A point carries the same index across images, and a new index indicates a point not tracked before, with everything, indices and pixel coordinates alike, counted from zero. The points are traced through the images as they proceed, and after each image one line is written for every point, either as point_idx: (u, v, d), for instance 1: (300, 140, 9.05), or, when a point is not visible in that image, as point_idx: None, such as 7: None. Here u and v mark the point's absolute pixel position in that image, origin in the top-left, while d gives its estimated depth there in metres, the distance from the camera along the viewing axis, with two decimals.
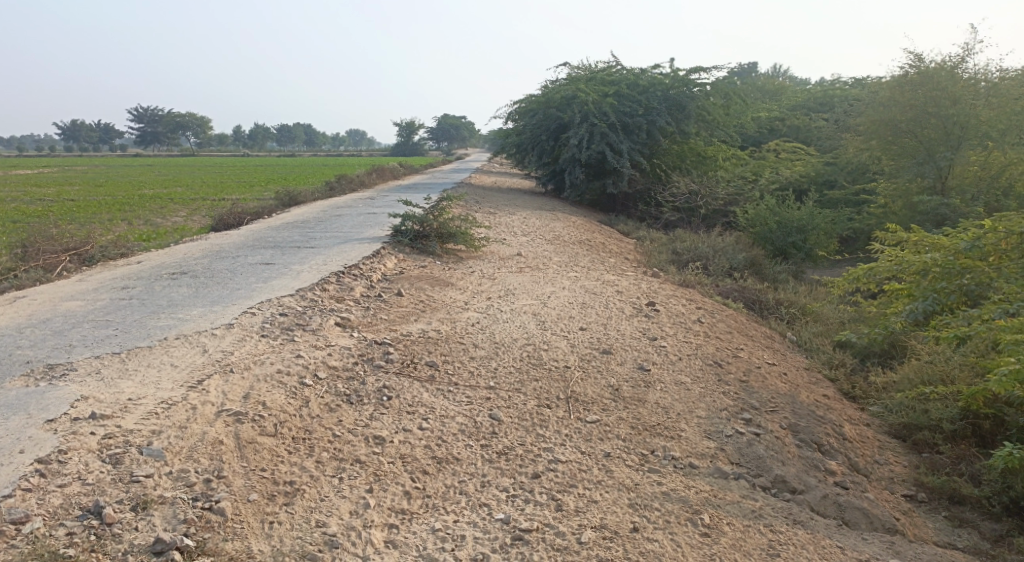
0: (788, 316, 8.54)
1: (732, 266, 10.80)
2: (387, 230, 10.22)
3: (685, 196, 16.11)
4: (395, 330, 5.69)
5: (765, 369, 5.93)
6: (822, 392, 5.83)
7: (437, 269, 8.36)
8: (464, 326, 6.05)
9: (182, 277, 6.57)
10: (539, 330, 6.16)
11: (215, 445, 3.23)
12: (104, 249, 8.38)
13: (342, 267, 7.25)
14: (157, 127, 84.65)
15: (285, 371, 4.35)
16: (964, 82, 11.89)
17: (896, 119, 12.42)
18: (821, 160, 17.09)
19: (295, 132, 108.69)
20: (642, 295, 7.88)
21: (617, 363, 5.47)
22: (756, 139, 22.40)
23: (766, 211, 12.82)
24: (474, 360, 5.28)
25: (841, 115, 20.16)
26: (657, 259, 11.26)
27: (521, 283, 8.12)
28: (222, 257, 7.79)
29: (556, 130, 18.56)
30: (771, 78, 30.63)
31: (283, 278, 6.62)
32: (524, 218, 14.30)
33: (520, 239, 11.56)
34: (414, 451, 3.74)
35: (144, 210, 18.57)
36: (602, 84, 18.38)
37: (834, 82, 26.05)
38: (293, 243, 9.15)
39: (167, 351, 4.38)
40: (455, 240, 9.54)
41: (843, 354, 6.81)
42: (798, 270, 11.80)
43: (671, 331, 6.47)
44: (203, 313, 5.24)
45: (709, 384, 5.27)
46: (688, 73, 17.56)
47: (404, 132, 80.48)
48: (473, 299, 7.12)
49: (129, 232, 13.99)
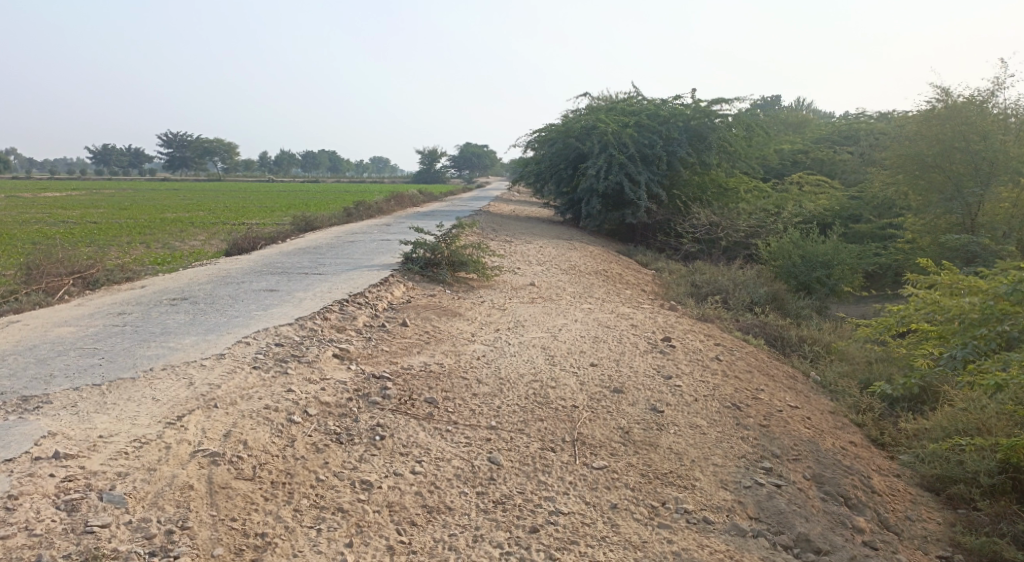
0: (812, 354, 8.15)
1: (753, 301, 10.43)
2: (399, 257, 10.07)
3: (704, 227, 15.82)
4: (395, 363, 5.44)
5: (787, 412, 5.55)
6: (849, 439, 5.44)
7: (446, 299, 8.13)
8: (469, 359, 5.79)
9: (182, 303, 6.43)
10: (547, 365, 5.88)
11: (183, 491, 3.05)
12: (110, 273, 8.29)
13: (347, 295, 7.05)
14: (185, 153, 86.81)
15: (273, 407, 4.11)
16: (993, 117, 11.55)
17: (922, 154, 12.07)
18: (846, 193, 16.70)
19: (320, 159, 110.82)
20: (657, 329, 7.56)
21: (628, 403, 5.15)
22: (779, 172, 22.04)
23: (789, 244, 12.48)
24: (476, 397, 5.00)
25: (866, 149, 19.85)
26: (675, 291, 10.95)
27: (532, 314, 7.86)
28: (227, 283, 7.67)
29: (575, 159, 18.46)
30: (795, 112, 30.41)
31: (285, 305, 6.44)
32: (539, 247, 14.09)
33: (534, 269, 11.32)
34: (403, 498, 3.45)
35: (163, 234, 18.71)
36: (622, 115, 18.31)
37: (859, 116, 25.68)
38: (301, 269, 9.01)
39: (151, 384, 4.19)
40: (466, 269, 9.35)
41: (872, 398, 6.38)
42: (822, 306, 11.38)
43: (687, 369, 6.13)
44: (195, 342, 5.06)
45: (726, 428, 4.93)
46: (709, 104, 17.42)
47: (427, 160, 81.37)
48: (481, 331, 6.86)
49: (146, 255, 14.03)
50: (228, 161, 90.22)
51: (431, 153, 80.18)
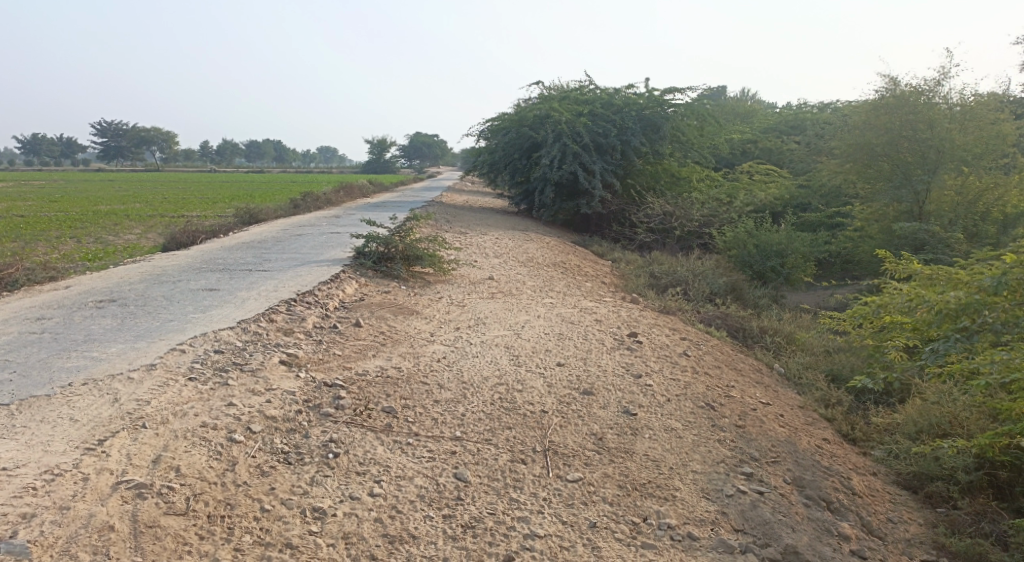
0: (773, 345, 8.10)
1: (712, 292, 10.36)
2: (350, 251, 9.56)
3: (659, 217, 15.79)
4: (349, 368, 5.02)
5: (761, 411, 5.39)
6: (822, 436, 5.33)
7: (402, 295, 7.70)
8: (429, 362, 5.41)
9: (109, 306, 5.81)
10: (513, 366, 5.55)
11: (101, 533, 2.60)
12: (30, 272, 7.51)
13: (295, 294, 6.55)
14: (120, 142, 82.63)
15: (211, 425, 3.65)
16: (937, 108, 11.74)
17: (872, 143, 12.24)
18: (794, 182, 16.94)
19: (265, 149, 107.55)
20: (622, 324, 7.33)
21: (600, 406, 4.89)
22: (729, 161, 22.24)
23: (744, 234, 12.54)
24: (438, 404, 4.64)
25: (812, 138, 20.29)
26: (635, 283, 10.80)
27: (493, 310, 7.52)
28: (161, 282, 7.05)
29: (529, 148, 18.14)
30: (742, 101, 30.87)
31: (226, 306, 5.91)
32: (496, 239, 13.75)
33: (491, 262, 10.98)
34: (360, 528, 3.08)
35: (96, 228, 17.50)
36: (576, 104, 18.10)
37: (803, 107, 26.21)
38: (244, 266, 8.42)
39: (68, 402, 3.66)
40: (422, 263, 8.94)
41: (839, 391, 6.33)
42: (778, 295, 11.42)
43: (657, 367, 5.91)
44: (122, 350, 4.51)
45: (702, 431, 4.72)
46: (662, 94, 17.37)
47: (376, 150, 79.69)
48: (440, 330, 6.49)
49: (76, 250, 13.02)
50: (167, 150, 86.34)
51: (380, 142, 78.88)
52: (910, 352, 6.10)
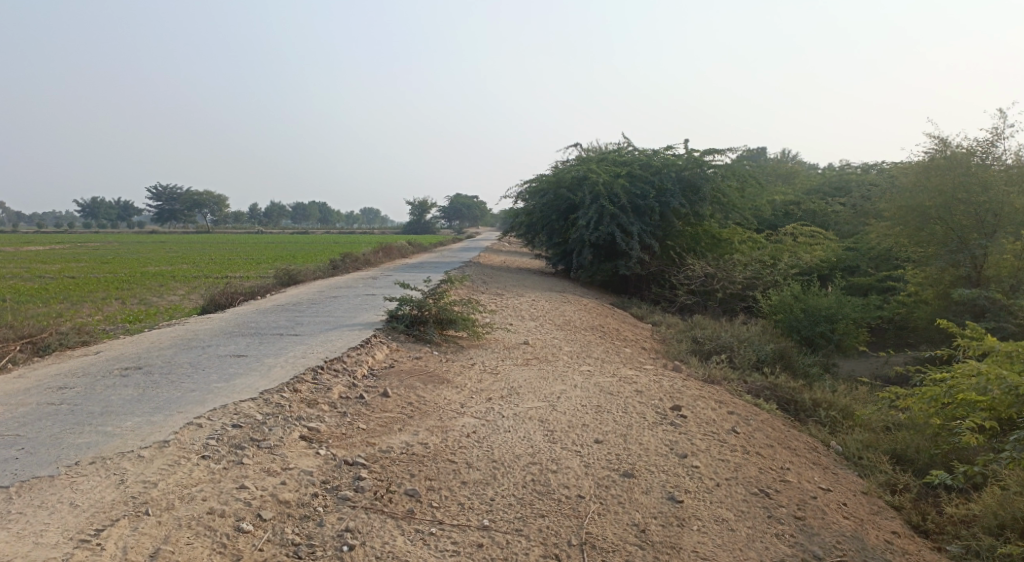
0: (830, 420, 7.50)
1: (760, 359, 9.81)
2: (383, 315, 9.41)
3: (699, 278, 15.36)
4: (373, 444, 4.72)
5: (821, 499, 4.86)
6: (892, 530, 4.76)
7: (433, 362, 7.44)
8: (458, 437, 5.07)
9: (134, 375, 5.72)
10: (547, 443, 5.17)
11: None
12: (65, 336, 7.56)
13: (322, 361, 6.35)
14: (175, 205, 86.68)
15: (219, 512, 3.40)
16: (994, 168, 11.19)
17: (924, 206, 11.56)
18: (841, 245, 16.34)
19: (310, 211, 111.40)
20: (664, 395, 6.89)
21: (642, 491, 4.46)
22: (771, 223, 21.70)
23: (791, 298, 12.00)
24: (465, 486, 4.29)
25: (858, 201, 19.76)
26: (677, 349, 10.34)
27: (527, 379, 7.19)
28: (190, 348, 6.98)
29: (566, 210, 18.10)
30: (782, 163, 30.42)
31: (250, 375, 5.73)
32: (531, 301, 13.51)
33: (527, 325, 10.70)
34: None
35: (143, 289, 17.97)
36: (613, 165, 18.07)
37: (847, 168, 25.66)
38: (275, 330, 8.35)
39: (71, 484, 3.48)
40: (455, 327, 8.71)
41: (908, 475, 5.73)
42: (829, 364, 10.76)
43: (703, 445, 5.45)
44: (137, 425, 4.34)
45: (757, 524, 4.24)
46: (701, 155, 17.19)
47: (417, 211, 81.58)
48: (471, 400, 6.17)
49: (119, 312, 13.29)
50: (218, 213, 90.05)
51: (421, 205, 80.90)
52: (990, 431, 5.50)
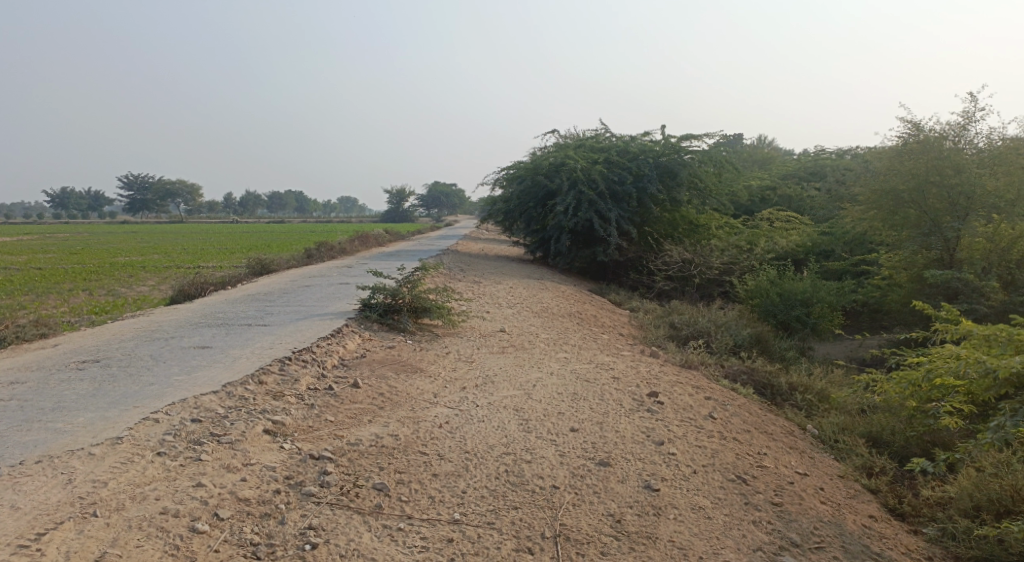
0: (806, 404, 7.49)
1: (737, 344, 9.80)
2: (356, 304, 9.20)
3: (677, 264, 15.36)
4: (341, 437, 4.55)
5: (799, 484, 4.82)
6: (868, 513, 4.74)
7: (407, 350, 7.28)
8: (430, 428, 4.92)
9: (90, 368, 5.47)
10: (522, 432, 5.05)
11: None
12: (21, 329, 7.24)
13: (291, 352, 6.16)
14: (146, 194, 84.76)
15: (174, 512, 3.22)
16: (967, 152, 11.23)
17: (898, 189, 11.55)
18: (816, 229, 16.43)
19: (286, 200, 109.99)
20: (641, 382, 6.81)
21: (618, 480, 4.37)
22: (748, 208, 21.75)
23: (767, 283, 12.04)
24: (436, 479, 4.15)
25: (834, 186, 19.91)
26: (654, 334, 10.29)
27: (503, 366, 7.06)
28: (153, 339, 6.72)
29: (544, 197, 17.95)
30: (759, 149, 30.61)
31: (214, 367, 5.52)
32: (509, 288, 13.37)
33: (504, 313, 10.57)
34: None
35: (111, 280, 17.48)
36: (591, 151, 17.97)
37: (822, 153, 25.80)
38: (244, 320, 8.11)
39: (13, 486, 3.27)
40: (430, 316, 8.54)
41: (884, 458, 5.73)
42: (804, 347, 10.81)
43: (680, 432, 5.37)
44: (89, 421, 4.12)
45: (734, 511, 4.17)
46: (678, 141, 17.14)
47: (395, 199, 80.80)
48: (445, 390, 6.02)
49: (85, 303, 12.88)
50: (191, 202, 88.28)
51: (399, 193, 80.19)
52: (964, 414, 5.51)
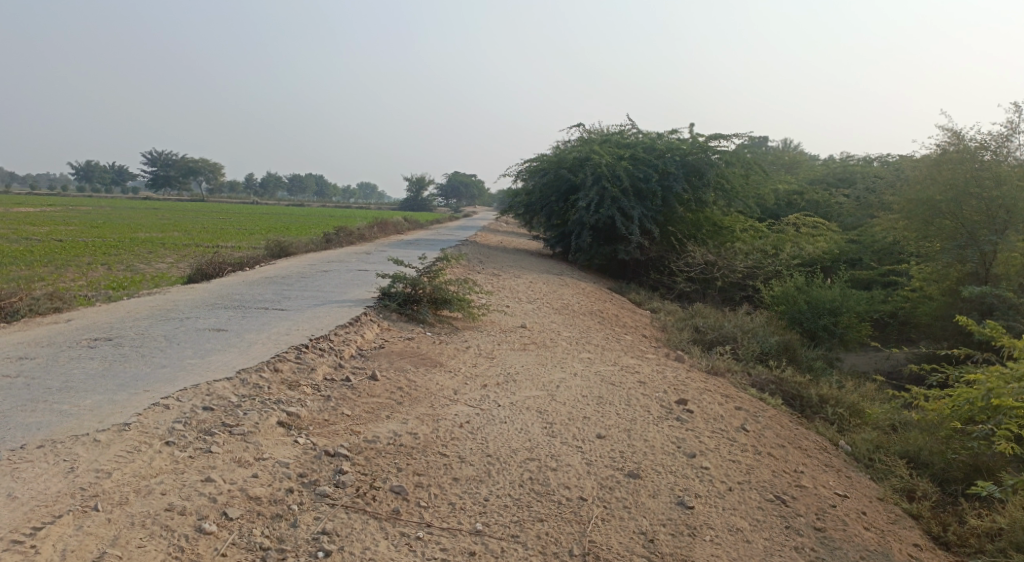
0: (839, 418, 7.15)
1: (764, 351, 9.45)
2: (375, 292, 8.97)
3: (699, 266, 15.00)
4: (358, 433, 4.32)
5: (838, 507, 4.52)
6: (912, 542, 4.43)
7: (426, 343, 7.05)
8: (449, 428, 4.67)
9: (102, 347, 5.28)
10: (545, 437, 4.79)
11: None
12: (35, 302, 7.10)
13: (307, 339, 5.94)
14: (169, 172, 85.41)
15: (180, 509, 3.01)
16: (1010, 163, 10.70)
17: (934, 200, 11.05)
18: (845, 237, 15.93)
19: (306, 183, 110.52)
20: (669, 388, 6.53)
21: (650, 495, 4.10)
22: (773, 212, 21.23)
23: (795, 289, 11.65)
24: (456, 484, 3.90)
25: (863, 193, 19.35)
26: (678, 337, 9.97)
27: (524, 364, 6.81)
28: (167, 319, 6.54)
29: (567, 191, 17.63)
30: (786, 153, 29.98)
31: (228, 352, 5.31)
32: (529, 283, 13.09)
33: (524, 308, 10.31)
34: None
35: (131, 255, 17.45)
36: (617, 147, 17.61)
37: (851, 159, 25.15)
38: (260, 303, 7.92)
39: (12, 472, 3.07)
40: (450, 308, 8.30)
41: (925, 481, 5.41)
42: (832, 358, 10.42)
43: (712, 444, 5.09)
44: (97, 405, 3.92)
45: (773, 535, 3.89)
46: (706, 140, 16.69)
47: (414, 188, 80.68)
48: (465, 387, 5.78)
49: (103, 278, 12.81)
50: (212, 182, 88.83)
51: (418, 182, 80.11)
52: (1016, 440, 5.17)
